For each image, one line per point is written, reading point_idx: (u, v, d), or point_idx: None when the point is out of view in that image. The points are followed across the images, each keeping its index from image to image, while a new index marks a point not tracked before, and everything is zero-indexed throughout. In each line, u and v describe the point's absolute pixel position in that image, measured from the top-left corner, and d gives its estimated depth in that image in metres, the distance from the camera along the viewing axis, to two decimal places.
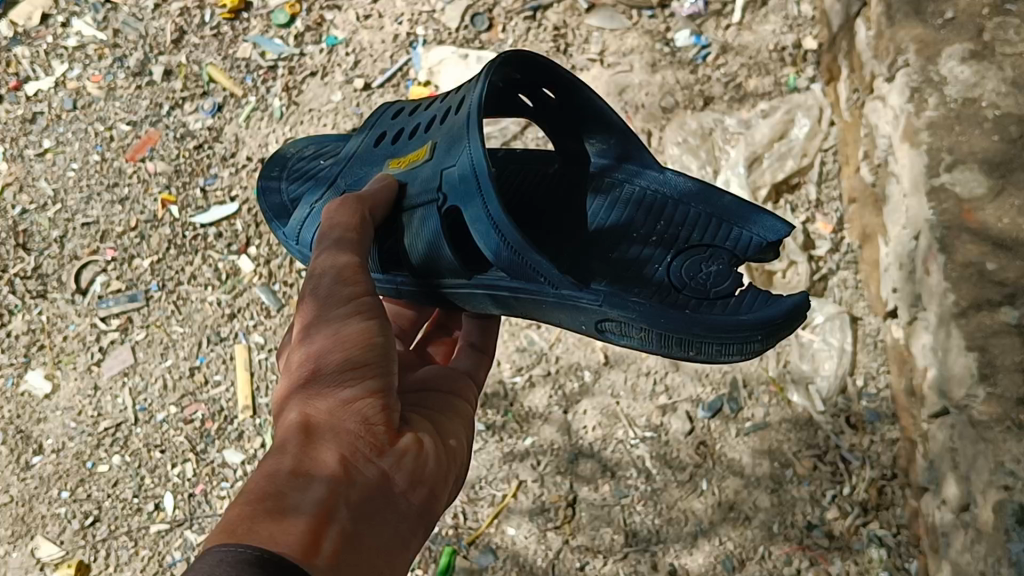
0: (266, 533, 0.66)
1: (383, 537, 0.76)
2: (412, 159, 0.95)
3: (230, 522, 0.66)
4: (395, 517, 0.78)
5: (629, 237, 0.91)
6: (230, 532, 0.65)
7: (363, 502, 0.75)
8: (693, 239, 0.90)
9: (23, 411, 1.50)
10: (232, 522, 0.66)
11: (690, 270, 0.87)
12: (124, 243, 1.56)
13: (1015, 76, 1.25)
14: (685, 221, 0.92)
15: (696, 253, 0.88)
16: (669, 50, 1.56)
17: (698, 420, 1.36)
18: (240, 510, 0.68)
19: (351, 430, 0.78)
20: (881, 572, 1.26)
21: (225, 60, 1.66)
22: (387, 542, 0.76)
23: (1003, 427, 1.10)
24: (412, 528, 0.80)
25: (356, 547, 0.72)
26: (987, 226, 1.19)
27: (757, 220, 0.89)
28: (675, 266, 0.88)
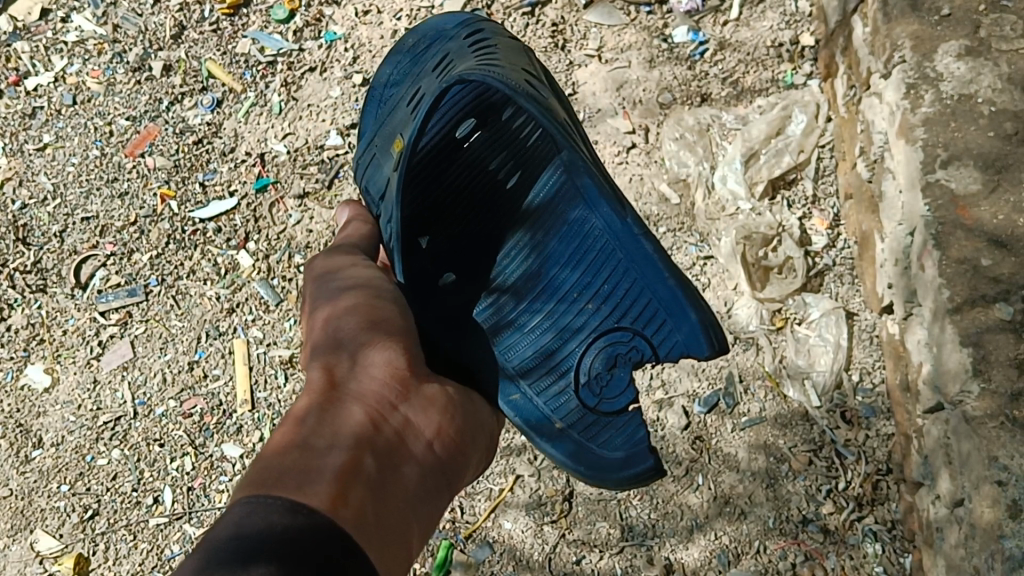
0: (296, 484, 0.75)
1: (407, 487, 0.85)
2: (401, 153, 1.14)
3: (258, 477, 0.76)
4: (416, 476, 0.87)
5: (593, 267, 1.11)
6: (261, 486, 0.74)
7: (387, 454, 0.85)
8: (630, 307, 1.09)
9: (22, 405, 1.50)
10: (263, 477, 0.75)
11: (610, 351, 1.11)
12: (123, 238, 1.57)
13: (1011, 73, 1.26)
14: (639, 292, 1.07)
15: (621, 337, 1.10)
16: (667, 46, 1.56)
17: (694, 416, 1.36)
18: (268, 466, 0.78)
19: (376, 379, 0.90)
20: (876, 567, 1.28)
21: (224, 56, 1.66)
22: (411, 498, 0.85)
23: (997, 423, 1.11)
24: (432, 490, 0.89)
25: (381, 497, 0.80)
26: (982, 222, 1.20)
27: (686, 325, 1.02)
28: (610, 344, 1.11)
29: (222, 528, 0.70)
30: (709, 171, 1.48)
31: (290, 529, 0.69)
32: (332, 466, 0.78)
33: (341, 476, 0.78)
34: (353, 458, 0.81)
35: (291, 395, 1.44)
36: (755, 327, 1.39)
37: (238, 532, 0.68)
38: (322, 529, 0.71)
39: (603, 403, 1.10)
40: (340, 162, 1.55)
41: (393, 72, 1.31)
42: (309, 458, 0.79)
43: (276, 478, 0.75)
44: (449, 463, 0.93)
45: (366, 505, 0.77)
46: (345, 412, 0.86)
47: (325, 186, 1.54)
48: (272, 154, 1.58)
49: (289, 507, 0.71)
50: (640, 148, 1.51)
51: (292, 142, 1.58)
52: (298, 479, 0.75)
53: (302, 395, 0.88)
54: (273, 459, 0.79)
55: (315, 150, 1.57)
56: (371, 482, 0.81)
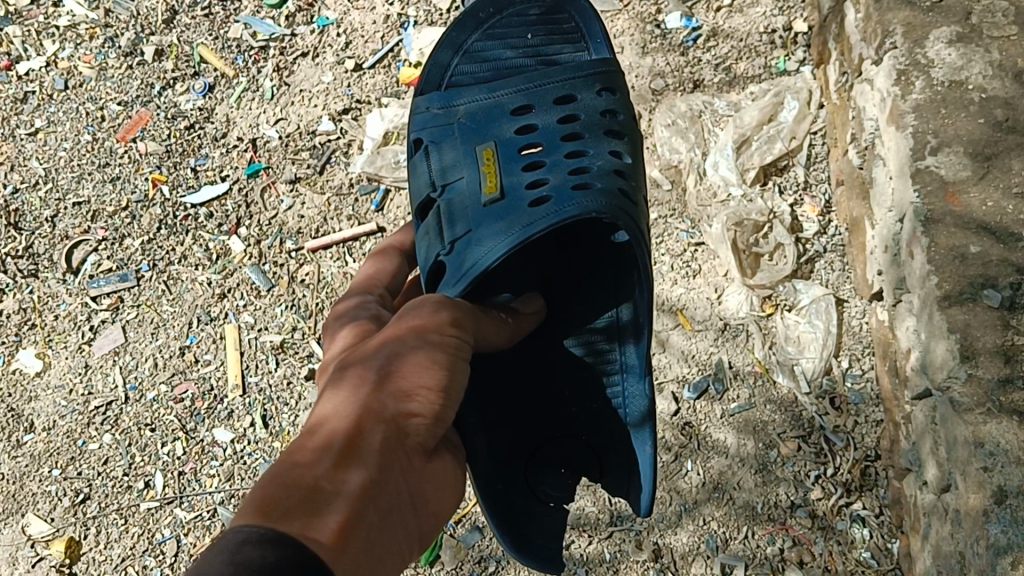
0: (298, 525, 0.69)
1: (386, 549, 0.78)
2: (490, 175, 1.06)
3: (256, 515, 0.68)
4: (396, 538, 0.80)
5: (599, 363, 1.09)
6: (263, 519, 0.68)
7: (382, 514, 0.77)
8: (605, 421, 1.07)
9: (14, 389, 1.50)
10: (267, 510, 0.69)
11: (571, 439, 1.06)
12: (114, 223, 1.57)
13: (1002, 59, 1.26)
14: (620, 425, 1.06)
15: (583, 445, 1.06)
16: (660, 32, 1.57)
17: (683, 401, 1.37)
18: (264, 504, 0.70)
19: (401, 432, 0.80)
20: (863, 552, 1.28)
21: (216, 41, 1.66)
22: (387, 559, 0.78)
23: (983, 409, 1.11)
24: (405, 546, 0.82)
25: (364, 558, 0.73)
26: (971, 209, 1.19)
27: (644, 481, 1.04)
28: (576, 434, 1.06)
29: (212, 556, 0.64)
30: (701, 157, 1.49)
31: (280, 569, 0.63)
32: (330, 520, 0.71)
33: (336, 531, 0.70)
34: (352, 512, 0.73)
35: (281, 380, 1.44)
36: (745, 313, 1.40)
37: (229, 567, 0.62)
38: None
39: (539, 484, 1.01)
40: (332, 148, 1.56)
41: (498, 58, 1.22)
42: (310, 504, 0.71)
43: (275, 517, 0.68)
44: (430, 516, 0.86)
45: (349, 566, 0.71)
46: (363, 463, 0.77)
47: (317, 171, 1.55)
48: (264, 140, 1.58)
49: (285, 552, 0.65)
50: None
51: (284, 127, 1.58)
52: (293, 523, 0.68)
53: (317, 424, 0.79)
54: (272, 497, 0.70)
55: (307, 135, 1.57)
56: (363, 545, 0.73)
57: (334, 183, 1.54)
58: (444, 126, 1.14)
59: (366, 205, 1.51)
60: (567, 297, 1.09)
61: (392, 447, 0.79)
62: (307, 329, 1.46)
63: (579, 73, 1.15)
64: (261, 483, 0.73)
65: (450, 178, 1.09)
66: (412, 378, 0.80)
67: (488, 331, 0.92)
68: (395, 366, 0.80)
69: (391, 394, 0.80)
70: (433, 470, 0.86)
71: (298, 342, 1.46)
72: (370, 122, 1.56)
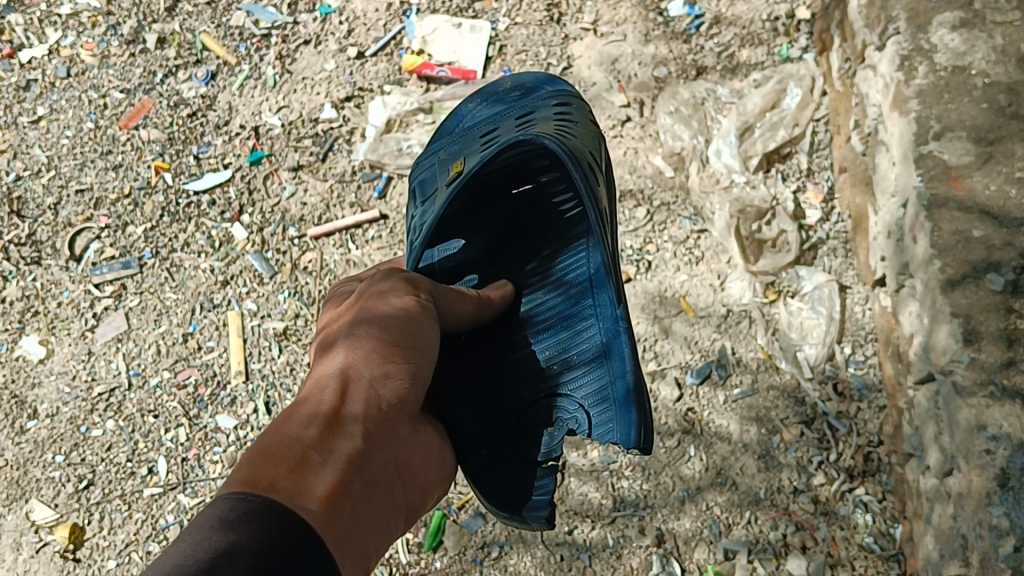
0: (291, 489, 0.68)
1: (379, 517, 0.78)
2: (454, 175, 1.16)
3: (244, 480, 0.68)
4: (386, 507, 0.80)
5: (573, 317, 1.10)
6: (253, 482, 0.68)
7: (372, 482, 0.77)
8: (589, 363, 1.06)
9: (17, 375, 1.51)
10: (257, 474, 0.69)
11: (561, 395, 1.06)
12: (118, 211, 1.57)
13: (1005, 44, 1.25)
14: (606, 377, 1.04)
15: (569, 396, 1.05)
16: (663, 20, 1.57)
17: (687, 386, 1.37)
18: (252, 471, 0.69)
19: (382, 399, 0.81)
20: (866, 537, 1.27)
21: (218, 29, 1.66)
22: (379, 528, 0.78)
23: (986, 392, 1.10)
24: (393, 519, 0.82)
25: (358, 524, 0.73)
26: (975, 193, 1.19)
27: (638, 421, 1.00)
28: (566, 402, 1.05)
29: (203, 520, 0.63)
30: (703, 145, 1.49)
31: (270, 534, 0.63)
32: (319, 484, 0.71)
33: (326, 495, 0.70)
34: (341, 478, 0.73)
35: (284, 367, 1.44)
36: (748, 300, 1.40)
37: (218, 535, 0.61)
38: (301, 542, 0.65)
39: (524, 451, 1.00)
40: (334, 135, 1.56)
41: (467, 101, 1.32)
42: (299, 470, 0.71)
43: (264, 482, 0.68)
44: (415, 489, 0.85)
45: (343, 531, 0.71)
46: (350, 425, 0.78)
47: (319, 159, 1.55)
48: (267, 127, 1.58)
49: (276, 517, 0.65)
50: (637, 122, 1.52)
51: (287, 115, 1.59)
52: (285, 488, 0.68)
53: (300, 399, 0.80)
54: (259, 465, 0.70)
55: (310, 123, 1.57)
56: (356, 510, 0.73)
57: (335, 170, 1.54)
58: (428, 161, 1.27)
59: (369, 192, 1.52)
60: (541, 284, 1.12)
61: (376, 412, 0.81)
62: (310, 317, 1.46)
63: (533, 91, 1.25)
64: (247, 454, 0.72)
65: (429, 196, 1.20)
66: (382, 344, 0.83)
67: (452, 304, 0.96)
68: (370, 329, 0.84)
69: (368, 362, 0.81)
70: (417, 443, 0.86)
71: (301, 329, 1.46)
72: (372, 110, 1.57)
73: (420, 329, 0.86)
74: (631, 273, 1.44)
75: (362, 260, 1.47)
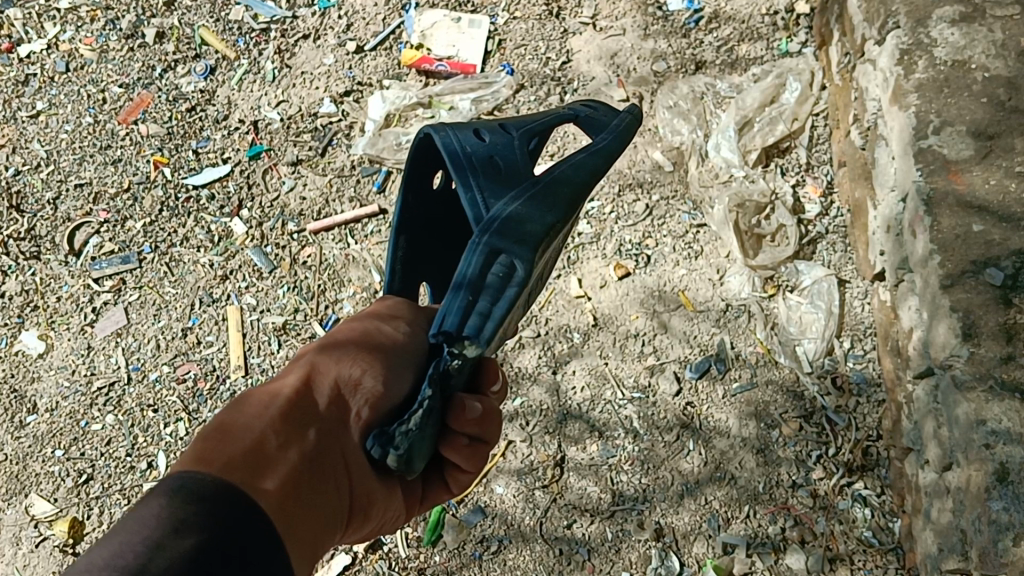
0: (242, 474, 0.62)
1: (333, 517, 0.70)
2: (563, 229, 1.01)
3: (197, 460, 0.62)
4: (343, 506, 0.71)
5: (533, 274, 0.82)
6: (200, 463, 0.61)
7: (330, 483, 0.70)
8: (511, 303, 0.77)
9: (17, 370, 1.48)
10: (205, 457, 0.62)
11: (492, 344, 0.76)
12: (117, 205, 1.56)
13: (1004, 39, 1.27)
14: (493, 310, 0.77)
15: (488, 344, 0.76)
16: (662, 14, 1.61)
17: (686, 381, 1.36)
18: (202, 455, 0.63)
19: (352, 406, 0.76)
20: (865, 532, 1.26)
21: (218, 23, 1.70)
22: (331, 530, 0.70)
23: (986, 386, 1.09)
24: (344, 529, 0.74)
25: (309, 523, 0.65)
26: (974, 187, 1.19)
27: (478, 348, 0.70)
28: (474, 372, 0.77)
29: (150, 498, 0.57)
30: (703, 138, 1.49)
31: (221, 516, 0.57)
32: (274, 475, 0.64)
33: (281, 486, 0.64)
34: (297, 472, 0.66)
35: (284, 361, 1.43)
36: (746, 293, 1.39)
37: (159, 519, 0.55)
38: (252, 538, 0.58)
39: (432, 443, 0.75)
40: (333, 129, 1.57)
41: None
42: (255, 453, 0.65)
43: (217, 462, 0.62)
44: (379, 498, 0.76)
45: (295, 525, 0.63)
46: (311, 414, 0.72)
47: (318, 153, 1.56)
48: (266, 122, 1.60)
49: (229, 502, 0.59)
50: None
51: (286, 109, 1.61)
52: (238, 473, 0.62)
53: (262, 385, 0.75)
54: (215, 445, 0.64)
55: (309, 117, 1.59)
56: (309, 509, 0.66)
57: (335, 165, 1.54)
58: None
59: (368, 186, 1.52)
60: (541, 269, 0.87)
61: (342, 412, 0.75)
62: (309, 311, 1.45)
63: None
64: (202, 434, 0.67)
65: None
66: (349, 356, 0.79)
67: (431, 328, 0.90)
68: (345, 343, 0.81)
69: (337, 366, 0.77)
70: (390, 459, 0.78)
71: (300, 323, 1.45)
72: (371, 104, 1.58)
73: (402, 345, 0.83)
74: (631, 267, 1.44)
75: (362, 252, 1.47)
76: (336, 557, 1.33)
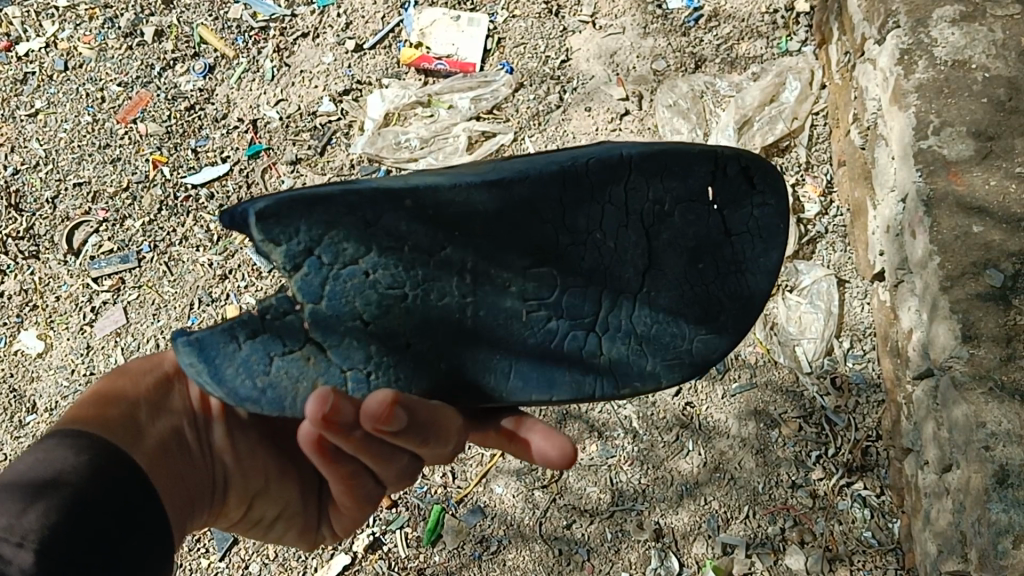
0: (125, 427, 0.69)
1: (182, 499, 0.70)
2: (704, 330, 0.74)
3: (73, 421, 0.67)
4: (195, 485, 0.73)
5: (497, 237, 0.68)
6: (82, 416, 0.68)
7: (186, 465, 0.72)
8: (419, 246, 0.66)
9: (16, 369, 1.48)
10: (91, 409, 0.69)
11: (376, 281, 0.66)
12: (115, 205, 1.56)
13: (1005, 38, 1.27)
14: (417, 267, 0.66)
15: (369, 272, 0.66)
16: (662, 12, 1.60)
17: (685, 381, 1.35)
18: (91, 406, 0.69)
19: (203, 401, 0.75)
20: (864, 532, 1.27)
21: (216, 21, 1.70)
22: (180, 512, 0.70)
23: (985, 388, 1.09)
24: (196, 510, 0.74)
25: (181, 483, 0.71)
26: (975, 188, 1.18)
27: (283, 228, 0.63)
28: (346, 344, 0.65)
29: (33, 449, 0.63)
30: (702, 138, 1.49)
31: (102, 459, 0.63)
32: (157, 431, 0.71)
33: (157, 447, 0.70)
34: (183, 429, 0.74)
35: None
36: None
37: (46, 467, 0.60)
38: (126, 494, 0.61)
39: (245, 407, 0.64)
40: (332, 128, 1.57)
41: None
42: (123, 426, 0.68)
43: (95, 422, 0.67)
44: (243, 480, 0.78)
45: (164, 488, 0.68)
46: (174, 396, 0.75)
47: (317, 152, 1.55)
48: (265, 121, 1.60)
49: (102, 453, 0.63)
50: (637, 114, 1.52)
51: (285, 108, 1.60)
52: (121, 428, 0.68)
53: (145, 357, 0.79)
54: (85, 413, 0.68)
55: (307, 116, 1.59)
56: (183, 468, 0.72)
57: (335, 164, 1.54)
58: None
59: None
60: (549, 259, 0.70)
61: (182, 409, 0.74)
62: None
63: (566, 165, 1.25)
64: (81, 403, 0.71)
65: None
66: None
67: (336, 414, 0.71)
68: None
69: None
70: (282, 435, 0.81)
71: None
72: (370, 103, 1.58)
73: None
74: None
75: None
76: (336, 556, 1.30)
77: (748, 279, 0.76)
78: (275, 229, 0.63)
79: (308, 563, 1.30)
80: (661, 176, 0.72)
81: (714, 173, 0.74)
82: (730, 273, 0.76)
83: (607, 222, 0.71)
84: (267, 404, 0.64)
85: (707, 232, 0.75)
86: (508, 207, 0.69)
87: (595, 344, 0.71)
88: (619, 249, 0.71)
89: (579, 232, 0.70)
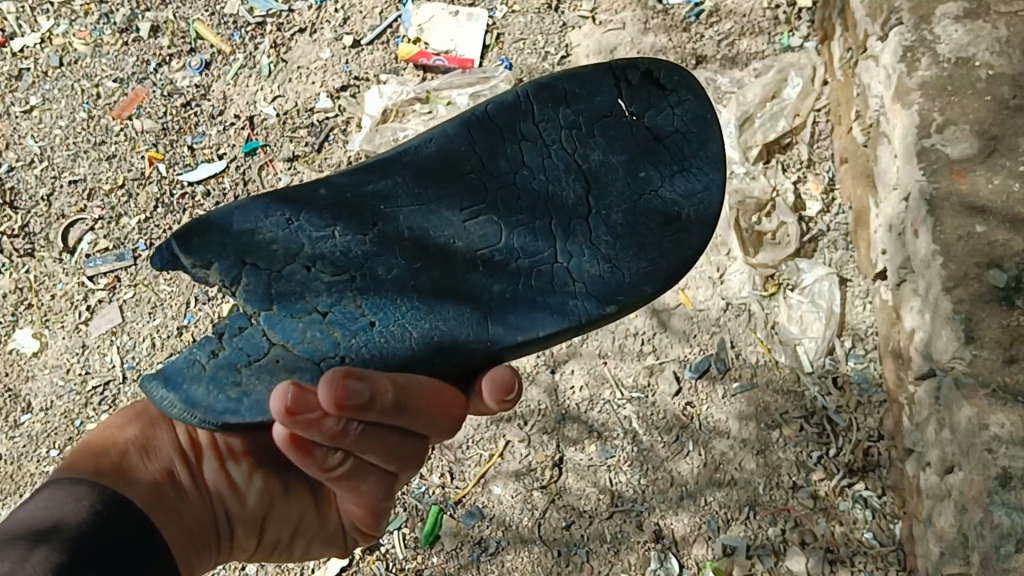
0: (116, 474, 0.72)
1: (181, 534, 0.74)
2: (671, 229, 0.79)
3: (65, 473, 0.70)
4: (191, 521, 0.77)
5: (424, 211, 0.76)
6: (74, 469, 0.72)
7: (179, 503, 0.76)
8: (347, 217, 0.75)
9: (11, 368, 1.47)
10: (82, 461, 0.73)
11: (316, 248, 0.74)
12: (111, 202, 1.55)
13: (1009, 35, 1.24)
14: (354, 246, 0.74)
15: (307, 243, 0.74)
16: (663, 7, 1.58)
17: (685, 381, 1.34)
18: (81, 459, 0.73)
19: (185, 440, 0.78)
20: (866, 533, 1.27)
21: (213, 17, 1.68)
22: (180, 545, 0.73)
23: (986, 392, 1.08)
24: (198, 545, 0.77)
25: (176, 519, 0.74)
26: (978, 188, 1.17)
27: (207, 244, 0.73)
28: (310, 337, 0.72)
29: (32, 502, 0.67)
30: None
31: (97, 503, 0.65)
32: (147, 474, 0.75)
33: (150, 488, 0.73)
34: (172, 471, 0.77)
35: None
36: (747, 293, 1.37)
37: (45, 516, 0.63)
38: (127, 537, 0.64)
39: (225, 420, 0.70)
40: (330, 125, 1.56)
41: None
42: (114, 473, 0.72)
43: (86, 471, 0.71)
44: (245, 508, 0.81)
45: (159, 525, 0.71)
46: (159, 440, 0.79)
47: (314, 149, 1.55)
48: (262, 117, 1.58)
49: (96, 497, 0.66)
50: None
51: (282, 104, 1.59)
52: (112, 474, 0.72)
53: (129, 409, 0.83)
54: (76, 465, 0.72)
55: (305, 112, 1.58)
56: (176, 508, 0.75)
57: (331, 160, 1.53)
58: None
59: None
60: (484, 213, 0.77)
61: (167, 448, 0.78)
62: None
63: None
64: (67, 459, 0.74)
65: None
66: None
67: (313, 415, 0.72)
68: None
69: None
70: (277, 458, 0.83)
71: None
72: (369, 99, 1.57)
73: None
74: None
75: None
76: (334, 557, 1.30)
77: (693, 175, 0.81)
78: (205, 252, 0.73)
79: (305, 565, 1.29)
80: (563, 105, 0.80)
81: (615, 87, 0.82)
82: (673, 173, 0.81)
83: (528, 159, 0.78)
84: (248, 411, 0.70)
85: (638, 141, 0.81)
86: (424, 174, 0.77)
87: (564, 275, 0.75)
88: (550, 186, 0.77)
89: (503, 177, 0.77)
